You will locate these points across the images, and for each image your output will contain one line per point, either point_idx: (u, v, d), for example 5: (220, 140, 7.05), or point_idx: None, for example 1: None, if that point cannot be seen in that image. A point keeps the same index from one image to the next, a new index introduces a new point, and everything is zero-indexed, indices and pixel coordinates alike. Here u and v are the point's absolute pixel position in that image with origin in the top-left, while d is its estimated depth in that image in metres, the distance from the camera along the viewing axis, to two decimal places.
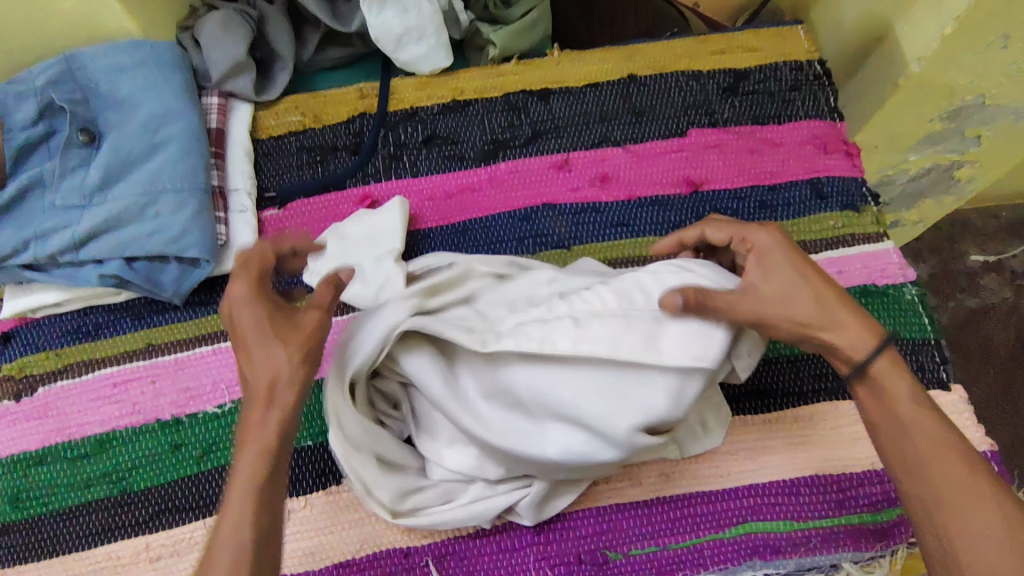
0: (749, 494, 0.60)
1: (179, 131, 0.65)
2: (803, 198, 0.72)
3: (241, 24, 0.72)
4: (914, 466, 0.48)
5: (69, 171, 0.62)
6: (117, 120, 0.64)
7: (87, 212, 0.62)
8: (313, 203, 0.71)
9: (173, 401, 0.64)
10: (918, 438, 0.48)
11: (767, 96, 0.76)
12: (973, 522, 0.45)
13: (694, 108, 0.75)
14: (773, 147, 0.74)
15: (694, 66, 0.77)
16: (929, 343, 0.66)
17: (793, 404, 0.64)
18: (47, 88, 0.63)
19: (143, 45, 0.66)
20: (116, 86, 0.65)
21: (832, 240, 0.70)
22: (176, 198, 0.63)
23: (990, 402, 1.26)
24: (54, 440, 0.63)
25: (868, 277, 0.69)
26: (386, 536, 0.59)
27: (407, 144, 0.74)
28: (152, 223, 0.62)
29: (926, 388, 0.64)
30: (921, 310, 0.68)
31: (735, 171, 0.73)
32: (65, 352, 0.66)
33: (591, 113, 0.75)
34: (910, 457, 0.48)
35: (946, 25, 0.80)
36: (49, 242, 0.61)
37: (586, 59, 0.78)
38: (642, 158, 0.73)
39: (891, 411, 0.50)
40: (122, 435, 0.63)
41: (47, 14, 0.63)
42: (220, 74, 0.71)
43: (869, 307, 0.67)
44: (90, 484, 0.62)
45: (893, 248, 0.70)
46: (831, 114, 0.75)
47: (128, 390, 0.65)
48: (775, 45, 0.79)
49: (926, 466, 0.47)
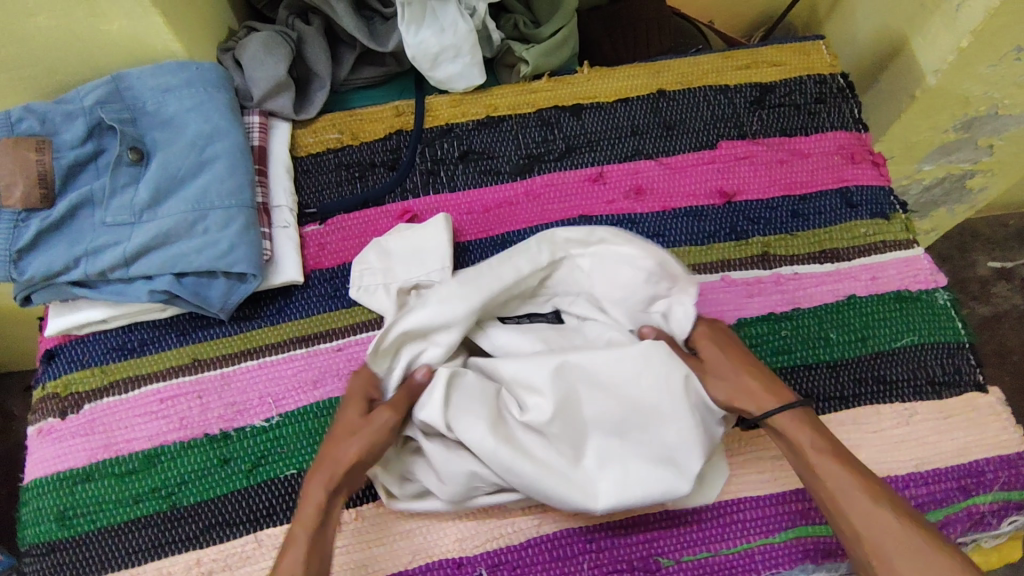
0: (798, 499, 0.61)
1: (225, 149, 0.66)
2: (834, 207, 0.73)
3: (281, 45, 0.73)
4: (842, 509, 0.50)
5: (119, 190, 0.63)
6: (166, 139, 0.65)
7: (137, 228, 0.62)
8: (352, 218, 0.72)
9: (219, 415, 0.64)
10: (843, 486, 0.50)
11: (794, 109, 0.78)
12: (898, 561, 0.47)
13: (723, 122, 0.77)
14: (802, 157, 0.75)
15: (721, 80, 0.79)
16: (964, 347, 0.67)
17: (836, 407, 0.64)
18: (97, 108, 0.64)
19: (189, 66, 0.67)
20: (164, 106, 0.66)
21: (865, 247, 0.71)
22: (225, 215, 0.64)
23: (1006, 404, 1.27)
24: (101, 457, 0.63)
25: (901, 283, 0.70)
26: (439, 547, 0.59)
27: (444, 160, 0.75)
28: (201, 239, 0.63)
29: (965, 391, 0.65)
30: (954, 314, 0.69)
31: (766, 181, 0.74)
32: (110, 370, 0.67)
33: (622, 127, 0.77)
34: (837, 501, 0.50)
35: (962, 38, 0.82)
36: (100, 258, 0.62)
37: (616, 76, 0.80)
38: (675, 170, 0.75)
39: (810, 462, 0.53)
40: (171, 450, 0.63)
41: (97, 36, 0.65)
42: (262, 93, 0.72)
43: (903, 312, 0.68)
44: (138, 500, 0.62)
45: (924, 254, 0.72)
46: (856, 126, 0.77)
47: (175, 406, 0.65)
48: (799, 60, 0.81)
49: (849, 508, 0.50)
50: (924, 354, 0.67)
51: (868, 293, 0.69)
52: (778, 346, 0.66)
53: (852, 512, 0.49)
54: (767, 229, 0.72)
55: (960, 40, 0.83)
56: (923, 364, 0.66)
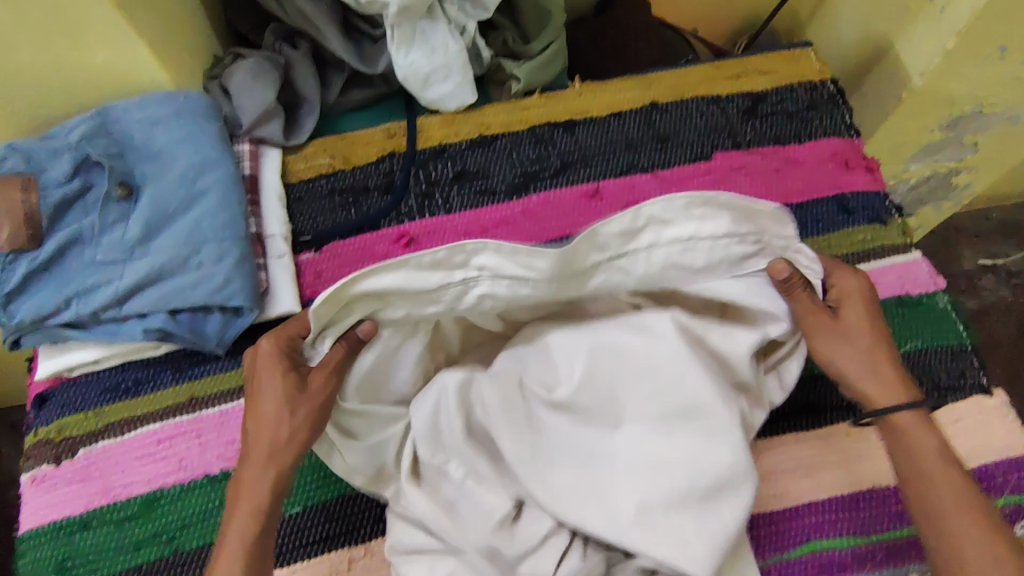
0: (810, 512, 0.61)
1: (216, 181, 0.64)
2: (831, 214, 0.73)
3: (270, 71, 0.72)
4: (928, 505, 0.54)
5: (109, 227, 0.61)
6: (155, 172, 0.64)
7: (128, 266, 0.61)
8: (347, 244, 0.71)
9: (220, 454, 0.63)
10: (948, 494, 0.53)
11: (786, 117, 0.78)
12: (978, 557, 0.51)
13: (717, 132, 0.77)
14: (797, 165, 0.75)
15: (713, 91, 0.79)
16: (967, 350, 0.68)
17: (844, 417, 0.64)
18: (82, 143, 0.62)
19: (176, 96, 0.66)
20: (152, 138, 0.64)
21: (863, 253, 0.72)
22: (219, 247, 0.62)
23: None
24: (99, 503, 0.62)
25: (901, 287, 0.70)
26: None
27: (439, 182, 0.74)
28: (195, 274, 0.61)
29: (970, 395, 0.65)
30: (954, 317, 0.69)
31: (763, 191, 0.74)
32: (105, 411, 0.65)
33: (617, 141, 0.76)
34: (936, 503, 0.54)
35: (948, 40, 0.83)
36: (91, 299, 0.60)
37: (608, 90, 0.79)
38: (671, 183, 0.75)
39: (923, 471, 0.55)
40: (171, 494, 0.62)
41: (79, 69, 0.63)
42: (251, 120, 0.71)
43: (905, 317, 0.69)
44: (140, 546, 0.60)
45: (921, 258, 0.72)
46: (849, 131, 0.77)
47: (174, 446, 0.64)
48: (789, 68, 0.81)
49: (937, 505, 0.53)
50: (928, 358, 0.67)
51: None
52: None
53: (938, 509, 0.53)
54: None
55: (945, 42, 0.83)
56: (927, 369, 0.66)
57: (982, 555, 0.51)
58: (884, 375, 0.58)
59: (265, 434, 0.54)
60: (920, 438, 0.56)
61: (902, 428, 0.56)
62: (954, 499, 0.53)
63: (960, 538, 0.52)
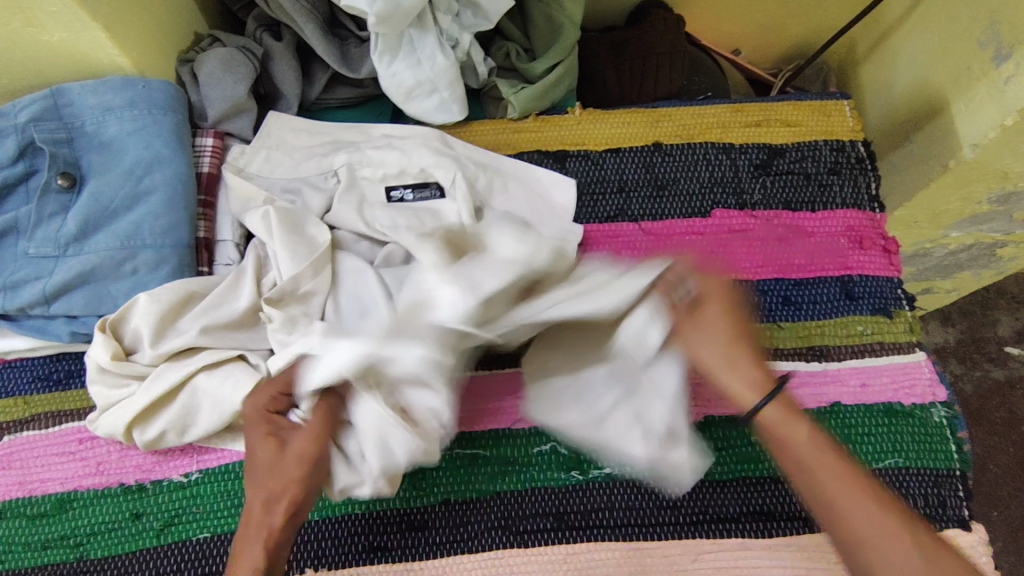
0: None
1: (164, 180, 0.60)
2: (832, 297, 0.66)
3: (243, 62, 0.67)
4: (867, 540, 0.46)
5: (45, 218, 0.59)
6: (100, 164, 0.60)
7: (60, 263, 0.58)
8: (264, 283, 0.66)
9: (138, 465, 0.61)
10: (827, 477, 0.48)
11: (803, 178, 0.70)
12: (892, 561, 0.44)
13: (722, 186, 0.70)
14: (805, 236, 0.68)
15: (725, 137, 0.72)
16: (953, 475, 0.61)
17: (798, 530, 0.58)
18: (28, 126, 0.58)
19: (134, 83, 0.61)
20: (101, 127, 0.60)
21: (858, 347, 0.64)
22: (156, 254, 0.59)
23: (1008, 479, 1.05)
24: (14, 495, 0.61)
25: (893, 393, 0.63)
26: None
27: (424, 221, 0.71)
28: (130, 280, 0.59)
29: (945, 527, 0.59)
30: (949, 433, 0.62)
31: (761, 260, 0.67)
32: (33, 400, 0.63)
33: (610, 182, 0.70)
34: (843, 520, 0.47)
35: (1008, 115, 0.67)
36: (19, 293, 0.58)
37: (609, 121, 0.73)
38: (661, 237, 0.68)
39: (802, 461, 0.49)
40: (84, 497, 0.60)
41: (35, 46, 0.58)
42: (217, 114, 0.67)
43: (891, 428, 0.61)
44: (45, 546, 0.59)
45: (926, 360, 0.64)
46: (871, 204, 0.69)
47: (93, 448, 0.62)
48: (818, 119, 0.73)
49: (869, 540, 0.45)
50: (907, 481, 0.60)
51: (854, 402, 0.62)
52: (743, 454, 0.60)
53: (862, 532, 0.46)
54: (767, 315, 0.65)
55: (1005, 117, 0.68)
56: (902, 492, 0.60)
57: (892, 547, 0.45)
58: (752, 378, 0.54)
59: (278, 476, 0.49)
60: (790, 429, 0.51)
61: (778, 421, 0.51)
62: (838, 472, 0.48)
63: (875, 539, 0.45)
